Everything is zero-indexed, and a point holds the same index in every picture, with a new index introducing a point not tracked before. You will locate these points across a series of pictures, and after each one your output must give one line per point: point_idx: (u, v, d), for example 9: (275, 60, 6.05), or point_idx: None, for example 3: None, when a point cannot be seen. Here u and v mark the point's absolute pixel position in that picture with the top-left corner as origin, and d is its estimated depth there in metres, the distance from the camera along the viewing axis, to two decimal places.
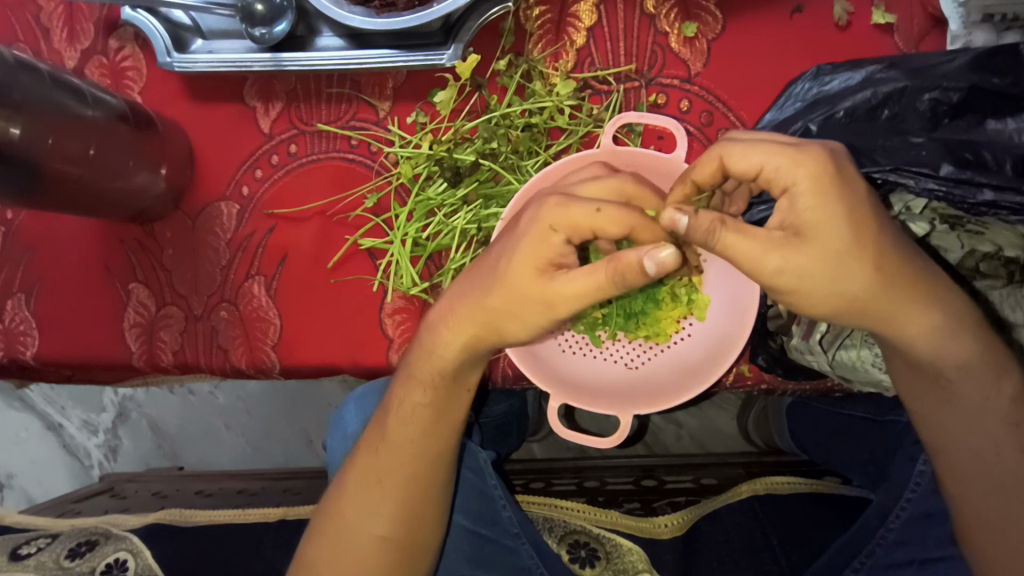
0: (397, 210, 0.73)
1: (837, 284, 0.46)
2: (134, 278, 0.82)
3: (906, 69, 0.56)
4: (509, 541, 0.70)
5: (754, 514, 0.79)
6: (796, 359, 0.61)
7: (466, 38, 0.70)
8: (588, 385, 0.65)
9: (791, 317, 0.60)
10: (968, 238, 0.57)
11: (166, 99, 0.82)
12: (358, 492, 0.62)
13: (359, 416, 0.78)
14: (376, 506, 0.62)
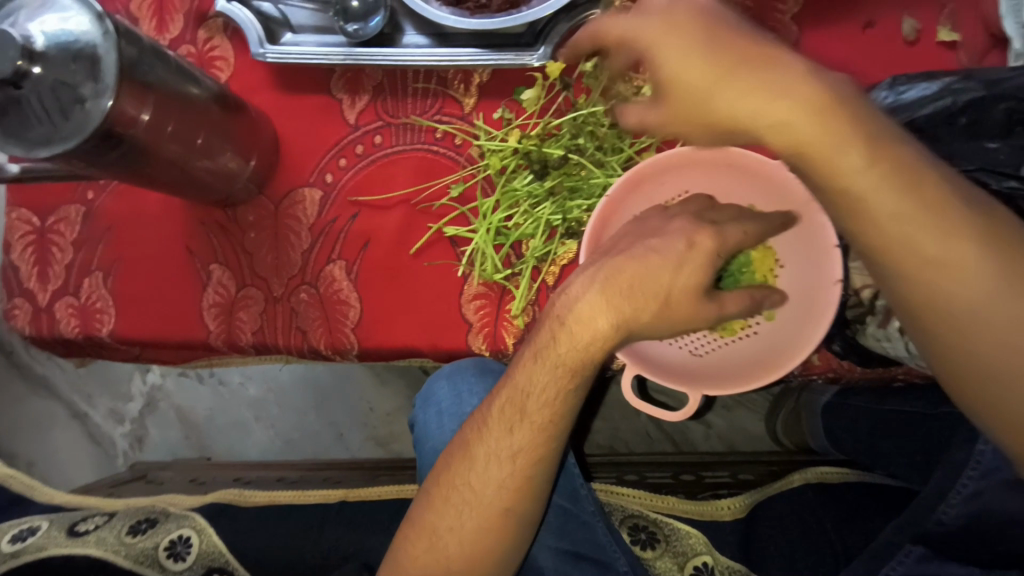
0: (482, 201, 0.76)
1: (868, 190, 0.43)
2: (214, 259, 0.84)
3: (982, 79, 0.61)
4: (585, 517, 0.73)
5: (807, 500, 0.81)
6: (871, 346, 0.66)
7: (556, 40, 0.74)
8: (662, 361, 0.66)
9: (868, 307, 0.65)
10: None
11: (253, 88, 0.84)
12: (484, 462, 0.60)
13: (452, 394, 0.82)
14: (500, 481, 0.60)
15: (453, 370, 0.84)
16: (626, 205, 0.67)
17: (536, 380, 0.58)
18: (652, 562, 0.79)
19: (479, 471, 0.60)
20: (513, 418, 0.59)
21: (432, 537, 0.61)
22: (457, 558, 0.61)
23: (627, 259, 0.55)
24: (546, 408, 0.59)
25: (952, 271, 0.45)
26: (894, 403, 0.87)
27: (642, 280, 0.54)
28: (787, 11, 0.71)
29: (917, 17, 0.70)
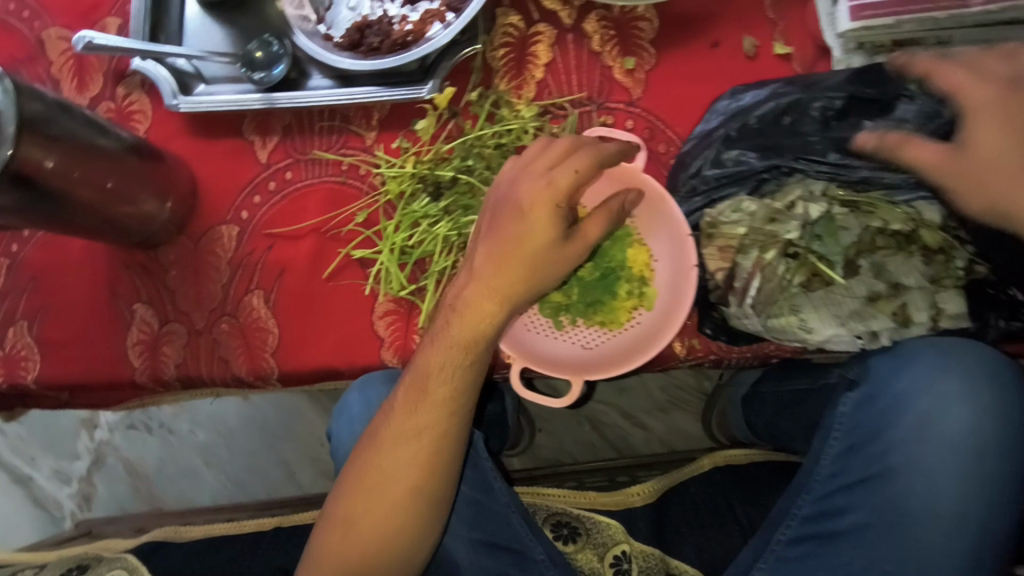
0: (386, 224, 0.82)
1: (980, 135, 0.60)
2: (137, 298, 0.87)
3: (800, 84, 0.71)
4: (498, 507, 0.77)
5: (715, 482, 0.88)
6: (737, 327, 0.72)
7: (442, 74, 0.81)
8: (547, 355, 0.73)
9: (727, 287, 0.70)
10: (862, 217, 0.68)
11: (171, 136, 0.90)
12: (392, 448, 0.68)
13: (363, 402, 0.87)
14: (409, 455, 0.68)
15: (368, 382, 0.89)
16: None
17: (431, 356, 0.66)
18: (574, 555, 0.83)
19: (388, 455, 0.68)
20: (416, 401, 0.67)
21: (356, 514, 0.69)
22: (375, 530, 0.68)
23: (491, 227, 0.65)
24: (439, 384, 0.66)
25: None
26: (786, 383, 0.91)
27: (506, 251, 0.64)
28: (644, 37, 0.81)
29: (755, 35, 0.80)
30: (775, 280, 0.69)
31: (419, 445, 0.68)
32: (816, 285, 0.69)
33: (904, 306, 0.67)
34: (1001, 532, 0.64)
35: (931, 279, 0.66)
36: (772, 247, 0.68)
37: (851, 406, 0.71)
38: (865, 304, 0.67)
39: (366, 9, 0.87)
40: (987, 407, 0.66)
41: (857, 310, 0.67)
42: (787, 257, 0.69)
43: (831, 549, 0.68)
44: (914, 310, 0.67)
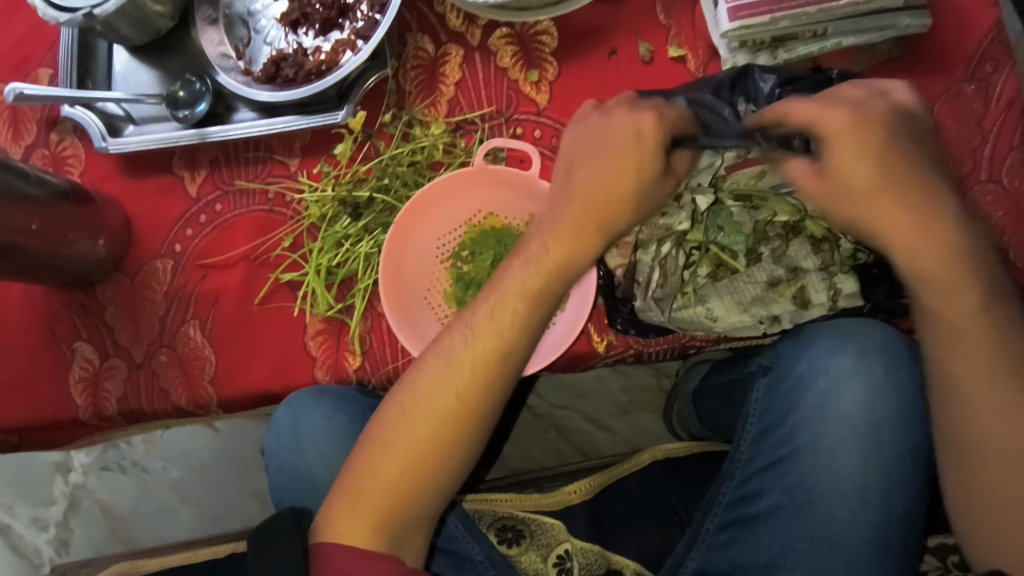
0: (310, 246, 0.86)
1: (837, 156, 0.61)
2: (78, 337, 0.89)
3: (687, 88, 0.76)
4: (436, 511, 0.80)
5: (654, 476, 0.90)
6: (646, 319, 0.75)
7: (355, 99, 0.84)
8: None
9: (632, 282, 0.75)
10: (751, 210, 0.73)
11: (103, 177, 0.93)
12: (409, 406, 0.68)
13: (291, 417, 0.87)
14: (454, 390, 0.67)
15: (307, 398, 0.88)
16: (422, 231, 0.80)
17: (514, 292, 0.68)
18: (516, 558, 0.83)
19: (409, 413, 0.68)
20: (463, 341, 0.68)
21: (386, 450, 0.67)
22: (382, 490, 0.66)
23: (586, 159, 0.68)
24: (493, 325, 0.67)
25: (960, 283, 0.61)
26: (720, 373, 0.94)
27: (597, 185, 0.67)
28: (546, 49, 0.85)
29: (651, 41, 0.84)
30: (681, 274, 0.74)
31: (460, 381, 0.67)
32: (722, 275, 0.73)
33: (804, 288, 0.73)
34: (903, 501, 0.66)
35: (824, 262, 0.71)
36: (667, 240, 0.74)
37: (763, 390, 0.74)
38: (766, 290, 0.73)
39: (281, 43, 0.91)
40: (879, 381, 0.68)
41: (759, 296, 0.73)
42: (688, 251, 0.74)
43: (752, 532, 0.69)
44: (813, 292, 0.73)
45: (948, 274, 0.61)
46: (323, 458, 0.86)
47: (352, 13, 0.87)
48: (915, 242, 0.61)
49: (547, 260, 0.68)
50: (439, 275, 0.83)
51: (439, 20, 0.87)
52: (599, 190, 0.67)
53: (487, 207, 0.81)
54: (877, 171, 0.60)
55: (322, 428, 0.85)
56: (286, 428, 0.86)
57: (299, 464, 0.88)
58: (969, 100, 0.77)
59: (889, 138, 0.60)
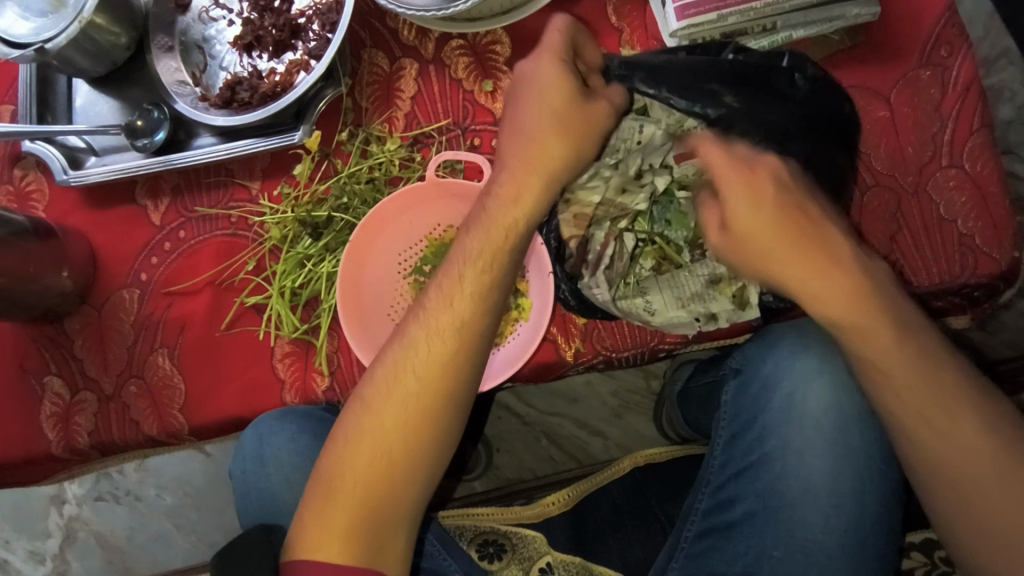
0: (274, 268, 0.86)
1: (770, 217, 0.61)
2: (48, 372, 0.89)
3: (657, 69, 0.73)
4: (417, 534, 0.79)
5: (635, 483, 0.89)
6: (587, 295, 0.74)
7: (313, 118, 0.84)
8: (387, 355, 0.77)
9: (580, 257, 0.74)
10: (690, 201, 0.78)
11: (68, 210, 0.93)
12: (375, 401, 0.66)
13: (255, 440, 0.85)
14: (415, 370, 0.66)
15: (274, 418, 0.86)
16: (385, 244, 0.81)
17: (468, 250, 0.69)
18: (497, 573, 0.83)
19: (375, 410, 0.65)
20: (422, 317, 0.68)
21: (353, 442, 0.65)
22: (352, 498, 0.64)
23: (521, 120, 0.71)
24: (448, 292, 0.68)
25: (909, 362, 0.59)
26: (701, 376, 0.93)
27: (537, 138, 0.70)
28: (500, 58, 0.84)
29: (604, 44, 0.83)
30: (626, 266, 0.78)
31: (424, 360, 0.66)
32: (665, 267, 0.78)
33: (745, 283, 0.71)
34: (877, 502, 0.63)
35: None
36: (620, 217, 0.78)
37: (733, 392, 0.73)
38: (706, 286, 0.73)
39: (237, 67, 0.91)
40: (845, 379, 0.66)
41: (698, 292, 0.73)
42: (634, 243, 0.78)
43: (727, 540, 0.67)
44: (754, 291, 0.71)
45: (899, 354, 0.59)
46: (289, 482, 0.84)
47: (304, 32, 0.87)
48: (839, 294, 0.59)
49: (501, 218, 0.69)
50: (403, 291, 0.83)
51: (393, 36, 0.87)
52: (539, 143, 0.70)
53: (449, 220, 0.82)
54: (801, 250, 0.61)
55: (286, 451, 0.83)
56: (250, 452, 0.85)
57: (264, 487, 0.85)
58: (927, 87, 0.74)
59: (795, 191, 0.63)
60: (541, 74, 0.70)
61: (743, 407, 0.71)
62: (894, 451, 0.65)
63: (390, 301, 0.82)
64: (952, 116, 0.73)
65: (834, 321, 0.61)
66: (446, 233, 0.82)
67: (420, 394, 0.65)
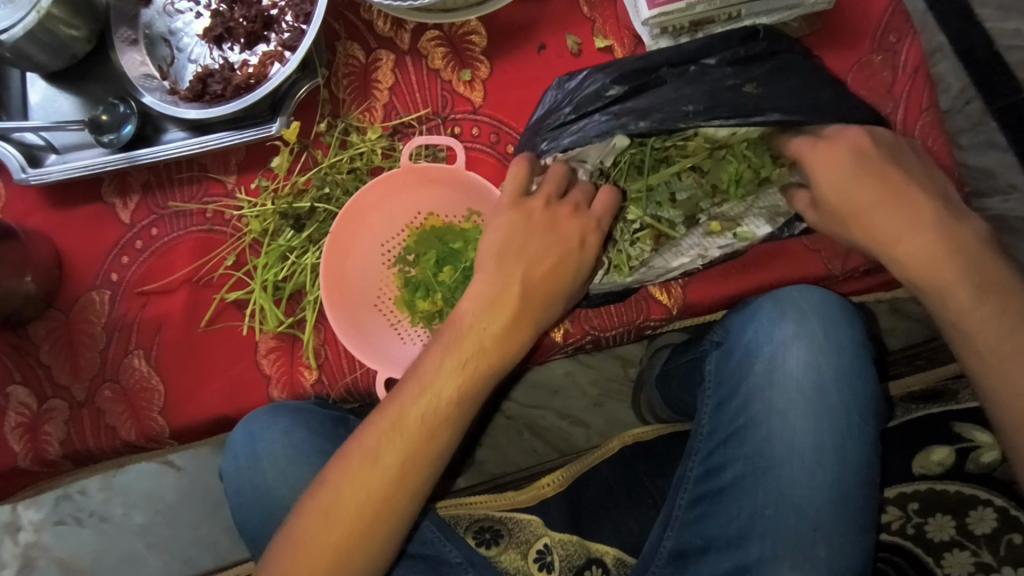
0: (255, 263, 0.84)
1: (863, 181, 0.65)
2: (12, 381, 0.85)
3: (634, 60, 0.74)
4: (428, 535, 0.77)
5: (626, 460, 0.91)
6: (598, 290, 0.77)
7: (288, 110, 0.83)
8: (381, 345, 0.78)
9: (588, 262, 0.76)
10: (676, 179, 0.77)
11: (27, 212, 0.88)
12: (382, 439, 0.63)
13: (246, 435, 0.79)
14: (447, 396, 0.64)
15: (259, 416, 0.79)
16: (363, 237, 0.79)
17: (447, 374, 0.64)
18: (498, 557, 0.85)
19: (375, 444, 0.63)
20: (389, 432, 0.62)
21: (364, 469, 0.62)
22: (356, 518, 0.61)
23: (521, 255, 0.68)
24: (425, 410, 0.63)
25: (999, 315, 0.63)
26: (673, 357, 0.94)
27: (538, 268, 0.68)
28: (477, 48, 0.86)
29: (579, 33, 0.85)
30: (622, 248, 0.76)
31: (390, 481, 0.62)
32: (663, 242, 0.76)
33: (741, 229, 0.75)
34: (857, 456, 0.67)
35: (755, 207, 0.75)
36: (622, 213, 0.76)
37: (715, 362, 0.76)
38: (705, 239, 0.75)
39: (207, 60, 0.89)
40: (821, 342, 0.69)
41: (698, 244, 0.75)
42: (630, 227, 0.77)
43: (721, 504, 0.71)
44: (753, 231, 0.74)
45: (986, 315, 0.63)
46: (286, 476, 0.78)
47: (277, 24, 0.86)
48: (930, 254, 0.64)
49: (478, 346, 0.65)
50: (388, 280, 0.82)
51: (368, 28, 0.87)
52: (540, 279, 0.68)
53: (429, 207, 0.81)
54: (895, 215, 0.65)
55: (282, 446, 0.78)
56: (241, 448, 0.78)
57: (258, 485, 0.79)
58: (880, 69, 0.79)
59: (880, 159, 0.66)
60: (560, 224, 0.70)
61: (724, 375, 0.74)
62: (870, 406, 0.69)
63: (376, 292, 0.81)
64: (903, 97, 0.79)
65: (913, 281, 0.66)
66: (426, 220, 0.81)
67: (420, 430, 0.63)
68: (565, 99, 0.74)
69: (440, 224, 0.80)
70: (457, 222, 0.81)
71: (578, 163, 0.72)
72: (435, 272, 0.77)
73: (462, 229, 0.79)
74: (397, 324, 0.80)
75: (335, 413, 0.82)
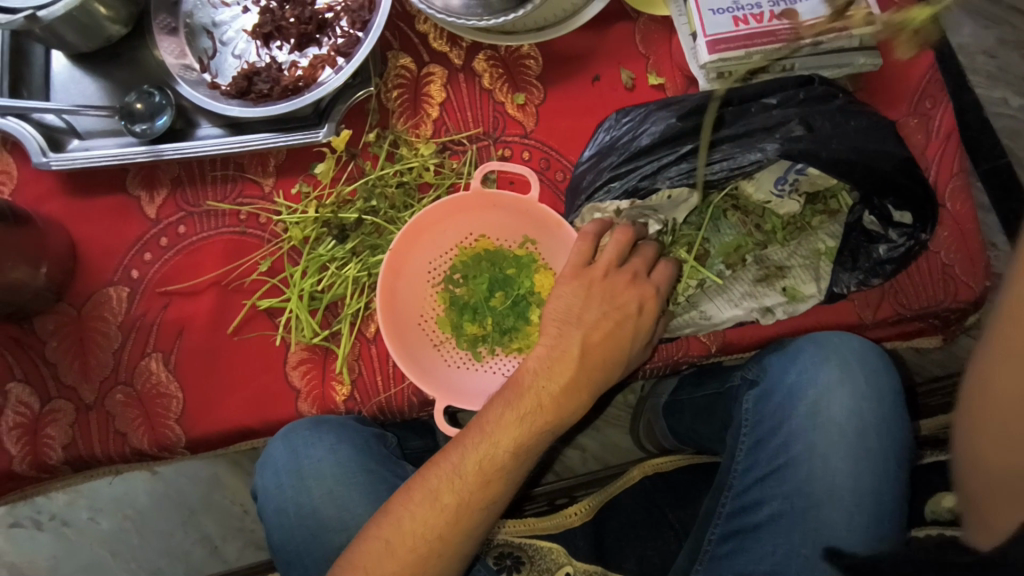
0: (292, 271, 0.82)
1: None
2: (12, 378, 0.79)
3: (691, 101, 0.75)
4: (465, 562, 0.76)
5: (648, 491, 0.92)
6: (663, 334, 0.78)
7: (337, 117, 0.81)
8: (429, 365, 0.77)
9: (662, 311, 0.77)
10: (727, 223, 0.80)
11: (43, 198, 0.83)
12: (449, 474, 0.64)
13: (288, 453, 0.78)
14: (512, 429, 0.64)
15: (292, 430, 0.78)
16: (413, 253, 0.79)
17: (505, 426, 0.65)
18: None
19: (443, 478, 0.64)
20: (449, 476, 0.64)
21: (432, 501, 0.63)
22: (425, 544, 0.62)
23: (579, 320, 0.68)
24: (481, 460, 0.64)
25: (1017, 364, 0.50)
26: (689, 392, 0.94)
27: (596, 332, 0.68)
28: (532, 73, 0.86)
29: (632, 68, 0.86)
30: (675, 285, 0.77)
31: (445, 523, 0.63)
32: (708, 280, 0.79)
33: (789, 282, 0.77)
34: (891, 499, 0.71)
35: (799, 256, 0.77)
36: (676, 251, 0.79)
37: (753, 401, 0.78)
38: (755, 285, 0.77)
39: (252, 56, 0.86)
40: (864, 389, 0.73)
41: (750, 291, 0.77)
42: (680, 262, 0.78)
43: (755, 541, 0.72)
44: (801, 285, 0.77)
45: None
46: (332, 495, 0.78)
47: (331, 28, 0.84)
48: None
49: (536, 405, 0.65)
50: (433, 299, 0.82)
51: (421, 41, 0.86)
52: (600, 343, 0.67)
53: (480, 228, 0.82)
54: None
55: (327, 463, 0.77)
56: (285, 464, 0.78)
57: (301, 504, 0.78)
58: (915, 132, 0.83)
59: None
60: (619, 295, 0.70)
61: (763, 416, 0.76)
62: (903, 453, 0.73)
63: (422, 309, 0.81)
64: (936, 159, 0.83)
65: None
66: (477, 242, 0.82)
67: (487, 467, 0.64)
68: (629, 134, 0.76)
69: (491, 247, 0.82)
70: (508, 247, 0.83)
71: (650, 213, 0.75)
72: (487, 294, 0.79)
73: (515, 255, 0.81)
74: (441, 344, 0.81)
75: (375, 431, 0.83)
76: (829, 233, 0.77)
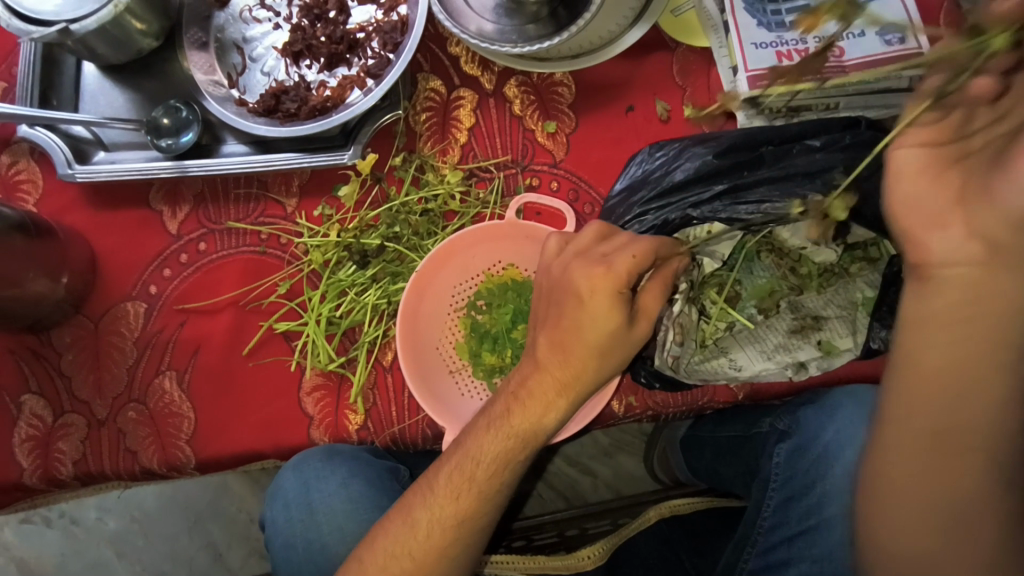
0: (312, 294, 0.80)
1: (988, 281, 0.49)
2: (27, 389, 0.78)
3: (728, 140, 0.72)
4: None
5: (663, 536, 0.89)
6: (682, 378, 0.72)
7: (364, 140, 0.80)
8: (443, 393, 0.76)
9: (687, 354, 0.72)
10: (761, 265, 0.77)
11: (66, 208, 0.83)
12: None
13: (300, 485, 0.79)
14: None
15: (306, 461, 0.78)
16: (439, 278, 0.78)
17: None
18: None
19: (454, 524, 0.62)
20: None
21: None
22: None
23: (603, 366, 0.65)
24: None
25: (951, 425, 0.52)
26: (716, 428, 0.90)
27: None
28: (564, 102, 0.83)
29: (667, 99, 0.84)
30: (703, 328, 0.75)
31: None
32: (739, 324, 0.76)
33: (825, 333, 0.73)
34: None
35: (835, 304, 0.73)
36: (709, 292, 0.76)
37: (784, 456, 0.76)
38: (789, 335, 0.74)
39: (281, 74, 0.85)
40: None
41: (783, 342, 0.74)
42: (711, 304, 0.76)
43: None
44: (837, 339, 0.72)
45: (923, 456, 0.53)
46: (342, 530, 0.78)
47: (361, 49, 0.83)
48: (929, 323, 0.51)
49: None
50: (454, 325, 0.80)
51: (452, 64, 0.84)
52: None
53: (509, 257, 0.80)
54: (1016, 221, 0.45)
55: (339, 498, 0.78)
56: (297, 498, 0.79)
57: (311, 537, 0.79)
58: None
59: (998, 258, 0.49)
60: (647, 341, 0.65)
61: (794, 474, 0.75)
62: None
63: (441, 335, 0.80)
64: None
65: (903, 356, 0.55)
66: (506, 271, 0.79)
67: None
68: (662, 169, 0.73)
69: (520, 278, 0.80)
70: None
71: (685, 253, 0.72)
72: (510, 326, 0.77)
73: None
74: (456, 372, 0.78)
75: (388, 463, 0.83)
76: (868, 282, 0.73)
